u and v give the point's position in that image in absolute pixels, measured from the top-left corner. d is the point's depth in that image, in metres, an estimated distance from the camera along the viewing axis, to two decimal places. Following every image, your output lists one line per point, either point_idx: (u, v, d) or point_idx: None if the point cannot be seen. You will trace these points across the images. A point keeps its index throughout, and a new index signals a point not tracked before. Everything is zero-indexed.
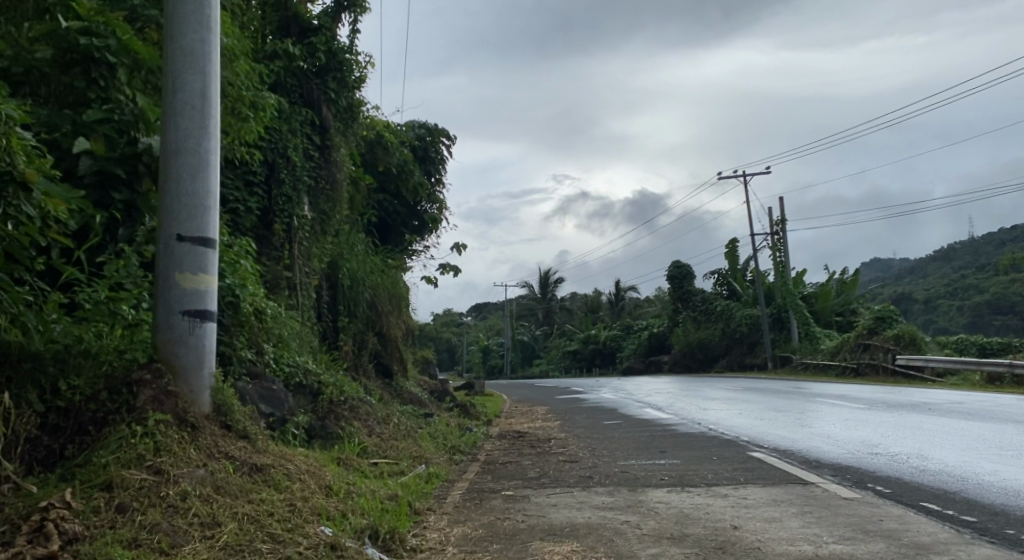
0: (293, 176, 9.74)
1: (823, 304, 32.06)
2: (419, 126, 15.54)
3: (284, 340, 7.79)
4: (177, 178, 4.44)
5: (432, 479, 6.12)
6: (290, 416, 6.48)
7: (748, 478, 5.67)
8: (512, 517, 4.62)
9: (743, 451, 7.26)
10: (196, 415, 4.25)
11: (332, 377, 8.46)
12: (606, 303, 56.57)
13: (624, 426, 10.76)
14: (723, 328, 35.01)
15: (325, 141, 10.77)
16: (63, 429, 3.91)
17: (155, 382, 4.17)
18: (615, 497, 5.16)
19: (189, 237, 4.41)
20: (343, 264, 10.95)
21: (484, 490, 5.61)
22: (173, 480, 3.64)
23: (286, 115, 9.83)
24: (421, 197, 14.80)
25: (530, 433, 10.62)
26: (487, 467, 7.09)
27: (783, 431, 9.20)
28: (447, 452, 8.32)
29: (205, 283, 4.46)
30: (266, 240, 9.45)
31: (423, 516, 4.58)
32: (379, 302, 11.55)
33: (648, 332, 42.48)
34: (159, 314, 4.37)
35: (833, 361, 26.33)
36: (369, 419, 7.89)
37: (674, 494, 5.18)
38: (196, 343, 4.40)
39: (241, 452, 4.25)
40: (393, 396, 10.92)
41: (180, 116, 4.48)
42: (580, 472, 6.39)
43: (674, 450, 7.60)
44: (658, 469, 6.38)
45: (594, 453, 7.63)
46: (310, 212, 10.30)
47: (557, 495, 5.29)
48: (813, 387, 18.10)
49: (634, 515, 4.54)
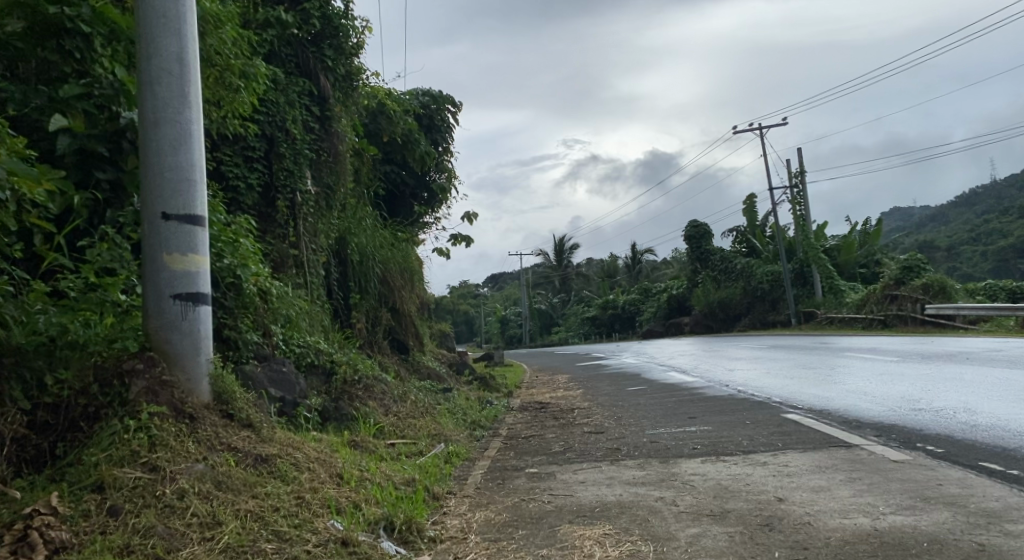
0: (294, 150, 9.45)
1: (846, 257, 31.41)
2: (423, 94, 15.02)
3: (292, 321, 7.52)
4: (158, 152, 4.12)
5: (452, 458, 5.85)
6: (302, 399, 6.23)
7: (785, 443, 5.34)
8: (538, 498, 4.33)
9: (777, 414, 6.92)
10: (194, 405, 3.97)
11: (345, 356, 8.21)
12: (623, 267, 56.08)
13: (649, 391, 10.46)
14: (744, 286, 34.49)
15: (325, 112, 10.38)
16: (53, 427, 3.65)
17: (148, 372, 3.88)
18: (646, 470, 4.85)
19: (175, 215, 4.10)
20: (352, 239, 10.63)
21: (506, 468, 5.33)
22: (170, 477, 3.37)
23: (282, 86, 9.44)
24: (429, 167, 14.41)
25: (553, 403, 10.36)
26: (510, 442, 6.81)
27: (816, 389, 8.87)
28: (468, 428, 8.06)
29: (195, 263, 4.16)
30: (269, 219, 9.13)
31: (443, 501, 4.30)
32: (391, 277, 11.26)
33: (667, 295, 42.05)
34: (149, 299, 4.07)
35: (860, 313, 25.79)
36: (385, 398, 7.64)
37: (709, 465, 4.86)
38: (190, 328, 4.11)
39: (244, 442, 3.98)
40: (410, 372, 10.68)
41: (157, 84, 4.15)
42: (606, 443, 6.09)
43: (703, 415, 7.28)
44: (688, 436, 6.05)
45: (620, 423, 7.32)
46: (314, 187, 9.97)
47: (585, 471, 4.98)
48: (839, 342, 17.70)
49: (668, 491, 4.22)
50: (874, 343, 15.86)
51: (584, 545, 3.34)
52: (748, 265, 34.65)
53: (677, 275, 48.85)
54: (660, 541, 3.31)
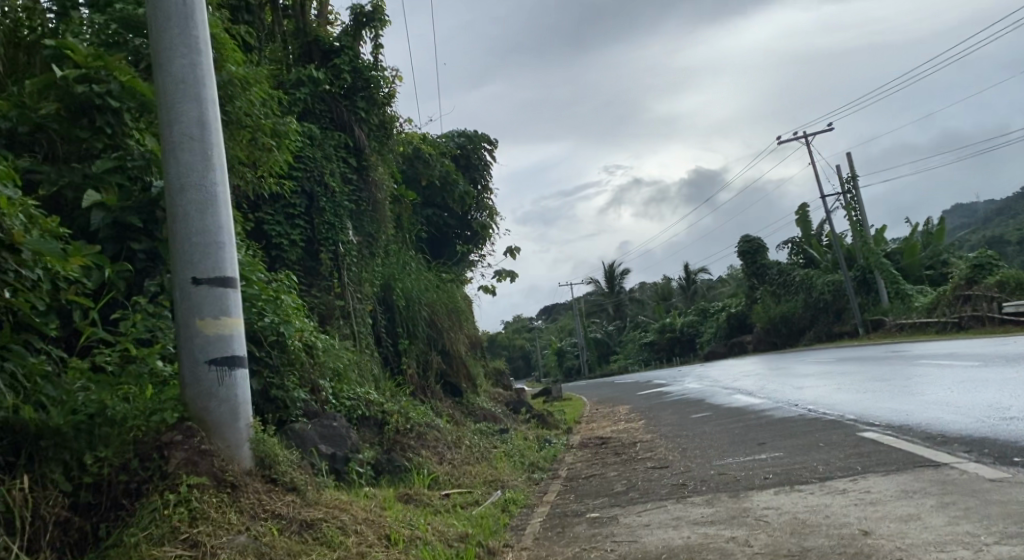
0: (333, 203, 9.52)
1: (910, 259, 30.17)
2: (459, 136, 15.08)
3: (341, 374, 7.45)
4: (185, 217, 4.08)
5: (509, 505, 5.61)
6: (354, 454, 6.10)
7: (864, 467, 4.94)
8: (599, 546, 4.05)
9: (852, 433, 6.48)
10: (236, 473, 3.86)
11: (397, 405, 8.08)
12: (677, 290, 55.15)
13: (713, 417, 10.02)
14: (805, 298, 33.41)
15: (361, 163, 10.45)
16: (97, 506, 3.60)
17: (187, 442, 3.81)
18: (716, 507, 4.52)
19: (206, 280, 4.04)
20: (397, 286, 10.58)
21: (565, 514, 5.06)
22: (212, 553, 3.24)
23: (319, 141, 9.54)
24: (470, 207, 14.40)
25: (613, 437, 10.02)
26: (569, 483, 6.54)
27: (891, 402, 8.36)
28: (526, 470, 7.81)
29: (228, 327, 4.09)
30: (314, 273, 9.16)
31: (499, 557, 4.06)
32: (439, 321, 11.18)
33: (725, 313, 41.06)
34: (184, 367, 4.00)
35: (931, 317, 24.60)
36: (439, 445, 7.46)
37: (783, 496, 4.51)
38: (228, 394, 4.02)
39: (289, 508, 3.83)
40: (466, 416, 10.50)
41: (180, 149, 4.13)
42: (671, 479, 5.76)
43: (772, 440, 6.87)
44: (758, 465, 5.68)
45: (685, 454, 6.96)
46: (355, 237, 10.00)
47: (649, 512, 4.68)
48: (910, 349, 16.85)
49: (740, 530, 3.90)
50: (948, 348, 15.03)
51: None
52: (807, 276, 33.61)
53: (733, 293, 47.75)
54: None
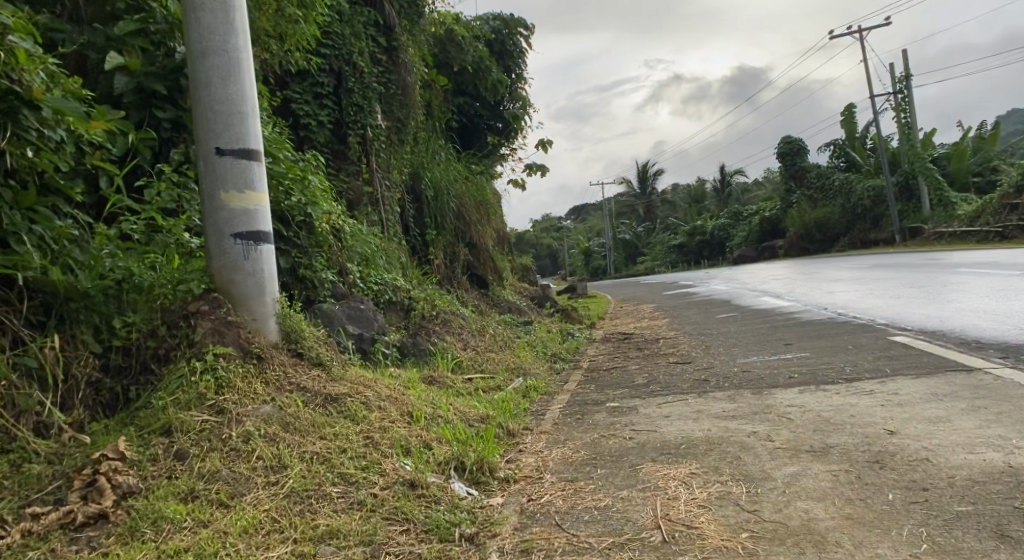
0: (362, 84, 9.24)
1: (958, 167, 29.02)
2: (494, 19, 14.40)
3: (368, 258, 7.44)
4: (208, 84, 3.94)
5: (531, 393, 5.67)
6: (380, 335, 6.17)
7: (893, 370, 4.86)
8: (618, 434, 4.07)
9: (882, 337, 6.38)
10: (262, 345, 3.88)
11: (423, 292, 8.11)
12: (710, 192, 54.09)
13: (739, 319, 9.96)
14: (842, 205, 32.56)
15: (391, 43, 10.06)
16: (127, 369, 3.68)
17: (214, 312, 3.80)
18: (738, 402, 4.50)
19: (230, 151, 3.94)
20: (425, 173, 10.41)
21: (585, 403, 5.10)
22: (238, 420, 3.31)
23: (348, 17, 9.16)
24: (502, 96, 13.96)
25: (637, 333, 10.04)
26: (590, 375, 6.58)
27: (924, 309, 8.19)
28: (548, 361, 7.87)
29: (253, 201, 4.02)
30: (342, 156, 9.01)
31: (519, 438, 4.11)
32: (467, 211, 11.06)
33: (759, 217, 40.31)
34: (210, 239, 3.96)
35: (973, 227, 23.86)
36: (463, 332, 7.52)
37: (807, 395, 4.47)
38: (253, 268, 3.99)
39: (314, 382, 3.87)
40: (490, 306, 10.55)
41: (201, 10, 3.92)
42: (693, 374, 5.74)
43: (799, 342, 6.80)
44: (783, 365, 5.62)
45: (709, 352, 6.93)
46: (384, 120, 9.76)
47: (670, 404, 4.68)
48: (946, 258, 16.46)
49: (761, 425, 3.88)
50: (986, 258, 14.63)
51: (668, 486, 3.07)
52: (847, 182, 32.61)
53: (768, 197, 46.71)
54: (753, 481, 3.00)
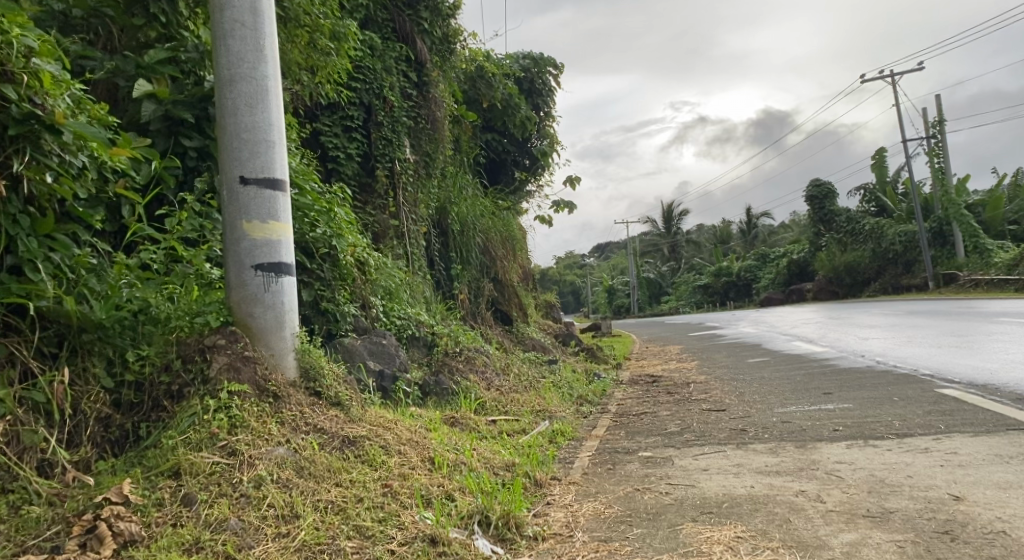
0: (392, 118, 9.21)
1: (993, 214, 28.45)
2: (524, 58, 14.42)
3: (392, 293, 7.29)
4: (234, 112, 3.83)
5: (557, 437, 5.42)
6: (402, 373, 5.98)
7: (947, 426, 4.55)
8: (652, 488, 3.81)
9: (929, 389, 6.05)
10: (279, 383, 3.69)
11: (447, 328, 7.93)
12: (736, 233, 53.65)
13: (772, 363, 9.62)
14: (873, 248, 32.00)
15: (422, 78, 10.05)
16: (139, 405, 3.49)
17: (231, 347, 3.64)
18: (781, 456, 4.22)
19: (254, 180, 3.82)
20: (452, 208, 10.30)
21: (616, 451, 4.83)
22: (250, 463, 3.11)
23: (380, 52, 9.17)
24: (530, 133, 13.90)
25: (665, 376, 9.73)
26: (619, 420, 6.30)
27: (969, 360, 7.83)
28: (574, 402, 7.61)
29: (276, 232, 3.88)
30: (370, 189, 8.93)
31: (546, 489, 3.86)
32: (493, 247, 10.93)
33: (786, 260, 39.77)
34: (230, 270, 3.81)
35: (1011, 275, 23.26)
36: (488, 371, 7.30)
37: (855, 451, 4.18)
38: (273, 301, 3.83)
39: (331, 423, 3.67)
40: (515, 344, 10.33)
41: (231, 37, 3.84)
42: (729, 423, 5.45)
43: (840, 391, 6.47)
44: (826, 416, 5.31)
45: (743, 399, 6.62)
46: (412, 154, 9.69)
47: (708, 455, 4.40)
48: (983, 306, 15.97)
49: (810, 483, 3.60)
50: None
51: (713, 551, 2.81)
52: (878, 226, 32.09)
53: (795, 240, 46.16)
54: (807, 550, 2.74)
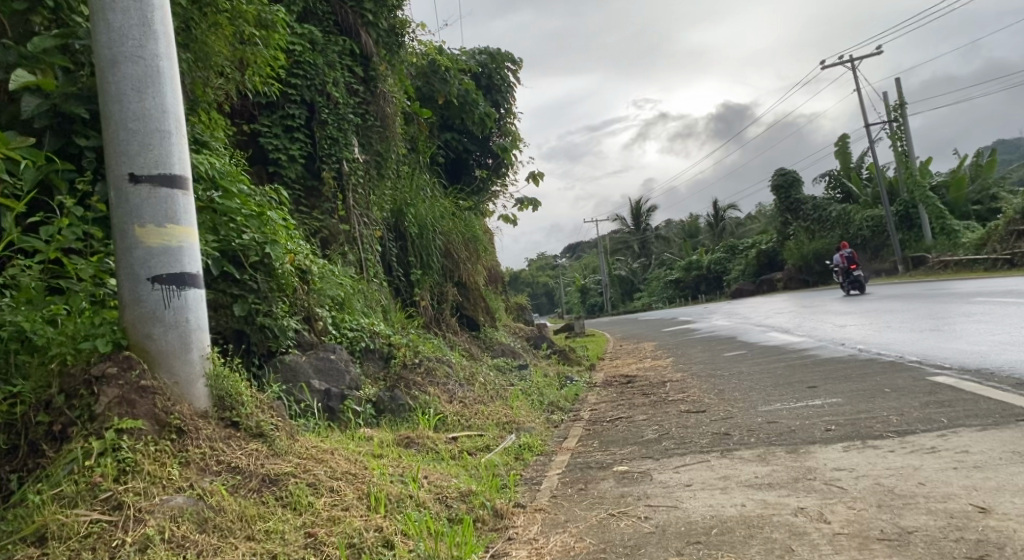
0: (338, 116, 8.62)
1: (957, 195, 28.64)
2: (480, 53, 13.88)
3: (341, 303, 6.72)
4: (119, 97, 3.25)
5: (524, 453, 4.90)
6: (352, 391, 5.44)
7: (951, 419, 4.12)
8: (630, 512, 3.30)
9: (920, 377, 5.63)
10: (185, 414, 3.10)
11: (405, 338, 7.36)
12: (705, 226, 53.65)
13: (750, 356, 9.20)
14: (841, 235, 32.01)
15: (369, 73, 9.44)
16: (14, 452, 2.89)
17: (123, 377, 3.02)
18: (771, 464, 3.74)
19: (147, 177, 3.24)
20: (409, 210, 9.75)
21: (588, 467, 4.31)
22: (137, 518, 2.53)
23: (322, 47, 8.58)
24: (490, 130, 13.37)
25: (641, 375, 9.26)
26: (592, 428, 5.80)
27: (955, 343, 7.46)
28: (545, 410, 7.10)
29: (175, 237, 3.30)
30: (316, 193, 8.34)
31: (509, 521, 3.32)
32: (455, 249, 10.37)
33: (756, 250, 39.72)
34: (123, 285, 3.22)
35: (979, 255, 23.33)
36: (450, 381, 6.74)
37: (853, 454, 3.73)
38: (175, 319, 3.25)
39: (249, 459, 3.11)
40: (482, 350, 9.77)
41: (110, 11, 3.26)
42: (712, 427, 4.97)
43: (825, 384, 6.04)
44: (815, 413, 4.86)
45: (723, 398, 6.16)
46: (362, 154, 9.09)
47: (691, 468, 3.90)
48: (955, 287, 15.80)
49: (809, 497, 3.13)
50: (1002, 285, 13.92)
51: None
52: (844, 212, 32.13)
53: (764, 230, 46.21)
54: None
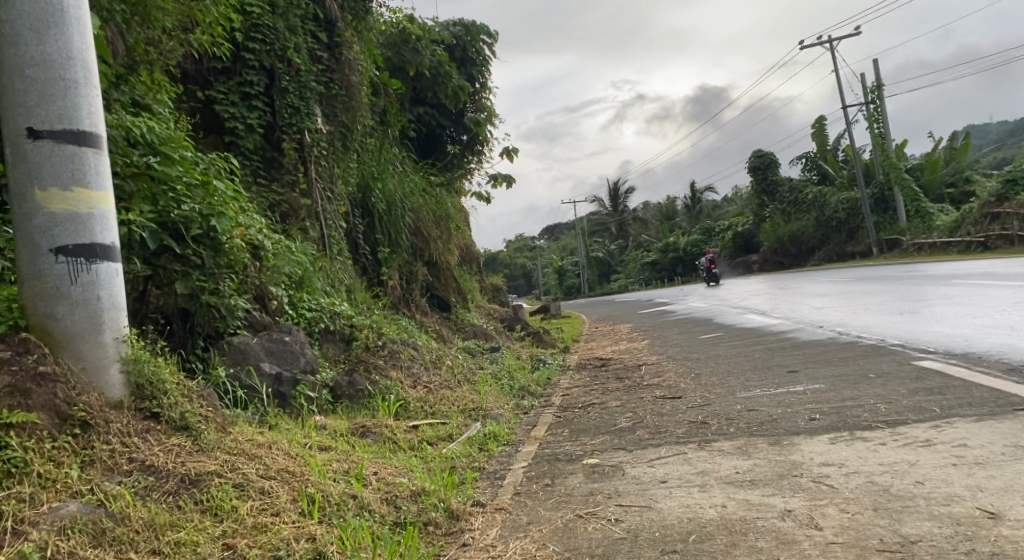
0: (299, 83, 8.11)
1: (932, 178, 28.70)
2: (454, 24, 13.36)
3: (299, 281, 6.31)
4: (15, 40, 2.81)
5: (488, 444, 4.56)
6: (306, 375, 5.05)
7: (944, 409, 3.84)
8: (599, 513, 2.98)
9: (906, 362, 5.37)
10: (94, 404, 2.71)
11: (368, 319, 6.96)
12: (682, 208, 53.54)
13: (727, 339, 8.94)
14: (817, 217, 31.99)
15: (333, 39, 8.89)
16: None
17: (18, 362, 2.61)
18: (753, 459, 3.44)
19: (48, 133, 2.82)
20: (376, 185, 9.31)
21: (556, 460, 3.98)
22: (17, 531, 2.16)
23: (281, 9, 8.05)
24: (463, 103, 12.88)
25: (615, 358, 8.97)
26: (563, 415, 5.48)
27: (937, 327, 7.25)
28: (515, 396, 6.76)
29: (85, 202, 2.89)
30: (276, 164, 7.88)
31: (465, 524, 2.98)
32: (425, 227, 9.95)
33: (732, 232, 39.66)
34: (22, 257, 2.82)
35: (954, 238, 23.36)
36: (415, 365, 6.38)
37: (843, 447, 3.43)
38: (82, 296, 2.84)
39: (167, 457, 2.73)
40: (452, 332, 9.41)
41: None
42: (688, 415, 4.66)
43: (806, 368, 5.77)
44: (797, 401, 4.57)
45: (701, 383, 5.86)
46: (325, 125, 8.58)
47: (666, 462, 3.59)
48: (931, 269, 15.72)
49: (796, 498, 2.82)
50: (978, 268, 13.83)
51: None
52: (821, 195, 32.10)
53: (740, 212, 46.21)
54: None
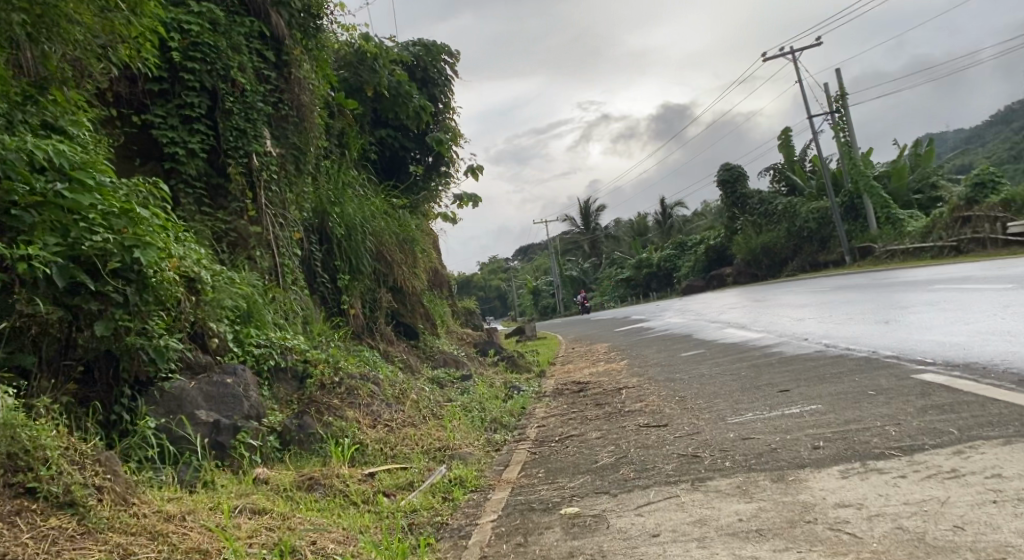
0: (245, 105, 7.59)
1: (899, 184, 28.88)
2: (414, 44, 12.97)
3: (244, 315, 5.75)
4: None
5: (455, 491, 4.03)
6: (250, 420, 4.47)
7: (964, 431, 3.40)
8: None
9: (906, 376, 4.95)
10: None
11: (323, 352, 6.41)
12: (654, 224, 53.55)
13: (710, 357, 8.50)
14: (788, 228, 32.01)
15: (281, 58, 8.35)
16: None
17: None
18: (756, 501, 2.96)
19: None
20: (333, 209, 8.78)
21: (530, 510, 3.47)
22: None
23: (223, 27, 7.54)
24: (425, 123, 12.45)
25: (594, 382, 8.49)
26: (538, 452, 4.96)
27: (929, 335, 6.86)
28: (486, 430, 6.23)
29: None
30: (222, 191, 7.33)
31: None
32: (388, 251, 9.43)
33: (704, 246, 39.62)
34: None
35: (926, 243, 23.42)
36: (376, 402, 5.82)
37: (858, 482, 2.97)
38: None
39: (31, 547, 2.15)
40: (419, 361, 8.88)
41: None
42: (677, 447, 4.18)
43: (799, 387, 5.33)
44: (796, 426, 4.11)
45: (687, 408, 5.39)
46: (276, 149, 8.05)
47: (657, 509, 3.10)
48: (907, 275, 15.54)
49: (814, 553, 2.35)
50: (955, 272, 13.64)
51: None
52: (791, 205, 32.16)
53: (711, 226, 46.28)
54: None
